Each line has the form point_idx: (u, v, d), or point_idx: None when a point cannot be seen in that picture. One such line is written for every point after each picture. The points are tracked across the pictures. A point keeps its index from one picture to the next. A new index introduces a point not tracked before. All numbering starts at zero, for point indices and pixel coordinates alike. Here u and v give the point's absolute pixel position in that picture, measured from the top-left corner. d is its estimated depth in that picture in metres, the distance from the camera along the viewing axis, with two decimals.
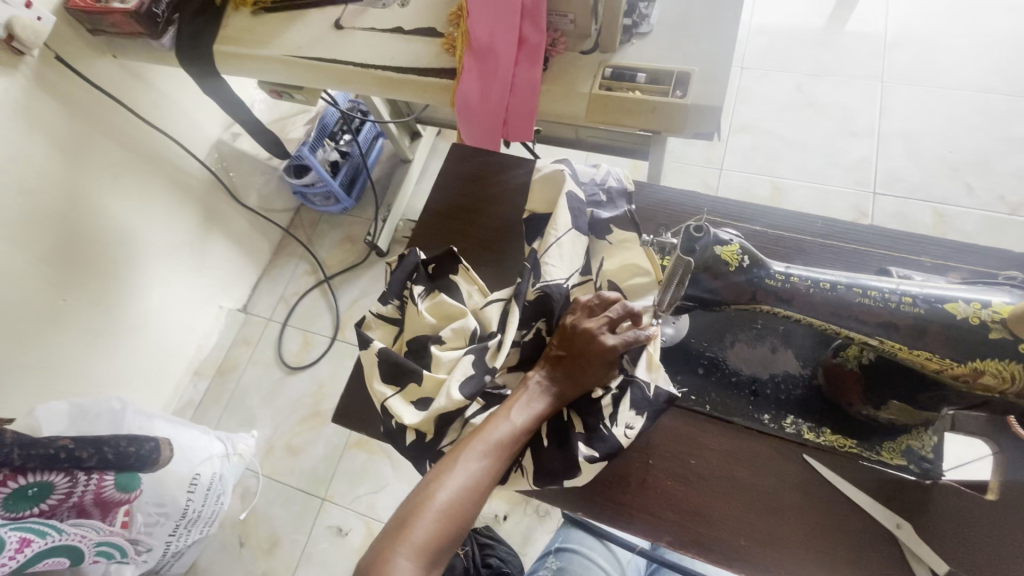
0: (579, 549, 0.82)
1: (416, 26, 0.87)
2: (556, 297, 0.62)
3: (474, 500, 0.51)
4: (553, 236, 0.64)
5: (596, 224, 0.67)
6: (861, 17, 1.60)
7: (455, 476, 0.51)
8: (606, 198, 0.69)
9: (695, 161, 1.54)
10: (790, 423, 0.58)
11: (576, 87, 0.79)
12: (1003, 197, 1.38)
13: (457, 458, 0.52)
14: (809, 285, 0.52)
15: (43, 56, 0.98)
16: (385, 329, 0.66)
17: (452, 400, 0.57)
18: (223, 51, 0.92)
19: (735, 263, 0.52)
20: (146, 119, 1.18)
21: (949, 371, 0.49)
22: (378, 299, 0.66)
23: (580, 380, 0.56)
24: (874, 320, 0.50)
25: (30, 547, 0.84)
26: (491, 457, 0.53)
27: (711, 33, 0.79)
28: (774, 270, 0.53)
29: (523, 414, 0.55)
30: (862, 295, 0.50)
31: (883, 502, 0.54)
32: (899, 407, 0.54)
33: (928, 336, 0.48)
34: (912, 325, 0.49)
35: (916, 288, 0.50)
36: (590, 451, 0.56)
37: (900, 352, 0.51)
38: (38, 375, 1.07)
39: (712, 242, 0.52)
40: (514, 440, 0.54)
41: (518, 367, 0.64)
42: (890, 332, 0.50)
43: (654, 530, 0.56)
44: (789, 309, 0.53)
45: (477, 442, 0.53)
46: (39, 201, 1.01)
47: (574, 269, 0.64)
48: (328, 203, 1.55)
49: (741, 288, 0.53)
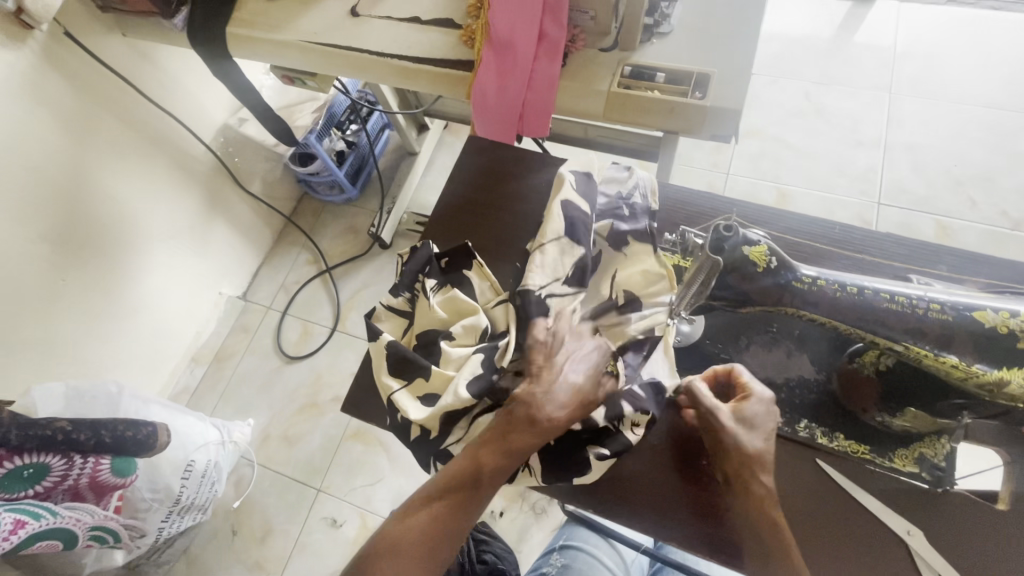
0: (584, 547, 0.82)
1: (435, 16, 0.86)
2: (533, 305, 0.58)
3: (452, 532, 0.52)
4: (541, 242, 0.62)
5: (614, 237, 0.65)
6: (871, 28, 1.61)
7: (435, 507, 0.52)
8: (628, 214, 0.67)
9: (702, 165, 1.54)
10: (804, 427, 0.57)
11: (593, 84, 0.78)
12: (1005, 212, 1.40)
13: (438, 488, 0.52)
14: (836, 289, 0.52)
15: (52, 31, 0.96)
16: (394, 322, 0.66)
17: (458, 398, 0.56)
18: (236, 34, 0.91)
19: (763, 264, 0.51)
20: (152, 100, 1.17)
21: (976, 379, 0.49)
22: (389, 290, 0.65)
23: (575, 393, 0.54)
24: (901, 325, 0.50)
25: (24, 530, 0.83)
26: (474, 486, 0.52)
27: (732, 35, 0.79)
28: (802, 272, 0.52)
29: (506, 447, 0.52)
30: (889, 300, 0.50)
31: (895, 509, 0.54)
32: (915, 414, 0.54)
33: (955, 342, 0.48)
34: (940, 332, 0.49)
35: (943, 295, 0.50)
36: (600, 449, 0.56)
37: (925, 359, 0.50)
38: (34, 356, 1.05)
39: (741, 242, 0.51)
40: (499, 467, 0.52)
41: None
42: (917, 338, 0.50)
43: (665, 529, 0.57)
44: (815, 312, 0.53)
45: (459, 471, 0.52)
46: (42, 178, 1.00)
47: (556, 277, 0.61)
48: (331, 192, 1.54)
49: (769, 289, 0.52)
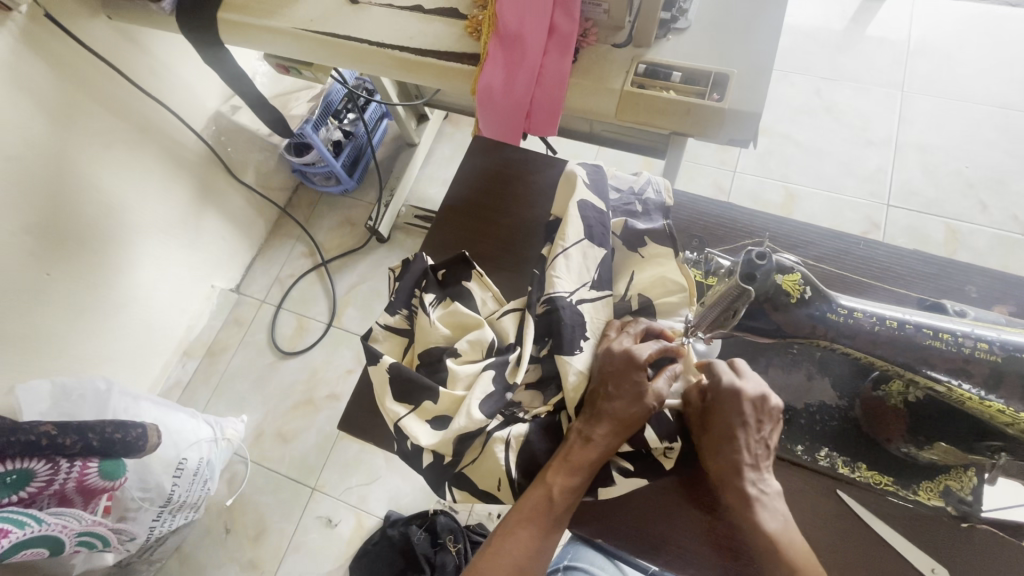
0: (589, 569, 0.79)
1: (438, 6, 0.81)
2: (564, 313, 0.57)
3: (531, 566, 0.51)
4: (562, 246, 0.60)
5: (629, 236, 0.62)
6: (885, 23, 1.57)
7: (502, 551, 0.51)
8: (642, 210, 0.65)
9: (709, 162, 1.51)
10: (825, 456, 0.55)
11: (606, 82, 0.74)
12: (1016, 217, 1.37)
13: (502, 530, 0.52)
14: (875, 323, 0.48)
15: (32, 13, 0.91)
16: (393, 341, 0.62)
17: (472, 420, 0.53)
18: (227, 19, 0.86)
19: (797, 295, 0.48)
20: (141, 86, 1.12)
21: (1020, 425, 0.45)
22: (385, 309, 0.61)
23: (618, 416, 0.52)
24: (943, 365, 0.47)
25: (8, 538, 0.78)
26: (538, 524, 0.51)
27: (752, 33, 0.75)
28: (838, 303, 0.49)
29: (568, 472, 0.52)
30: (933, 337, 0.47)
31: (919, 545, 0.52)
32: (946, 450, 0.51)
33: (1004, 386, 0.45)
34: (987, 374, 0.45)
35: (993, 333, 0.46)
36: (624, 465, 0.54)
37: (969, 402, 0.47)
38: (20, 352, 1.02)
39: (775, 270, 0.47)
40: (559, 501, 0.51)
41: (539, 384, 0.59)
42: (961, 378, 0.46)
43: (677, 563, 0.55)
44: (850, 346, 0.49)
45: (520, 510, 0.52)
46: (25, 169, 0.95)
47: (584, 281, 0.59)
48: (327, 183, 1.50)
49: (802, 322, 0.49)
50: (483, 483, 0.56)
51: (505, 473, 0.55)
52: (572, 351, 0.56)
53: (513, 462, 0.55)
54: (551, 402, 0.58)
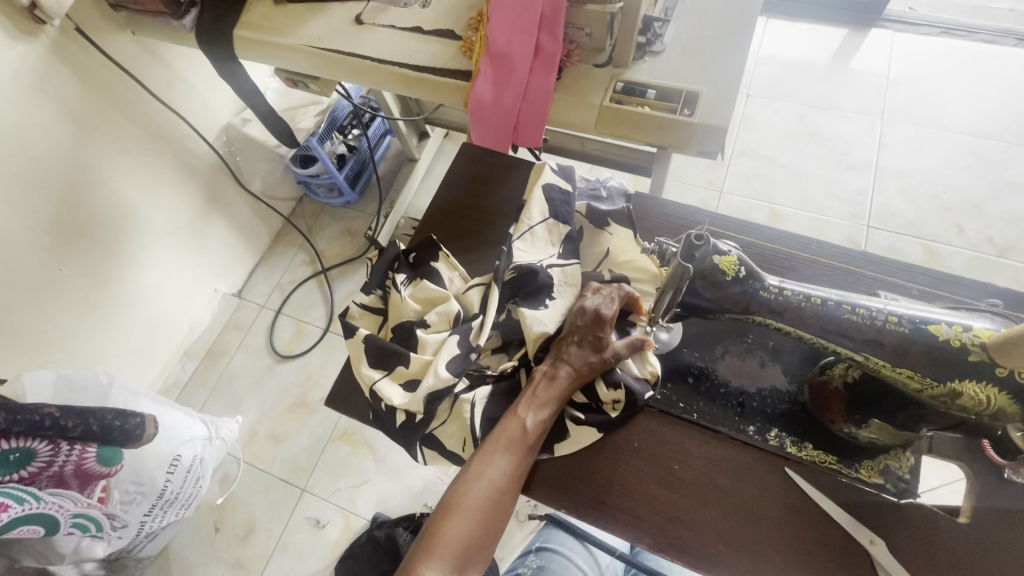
0: (559, 549, 0.86)
1: (436, 26, 0.89)
2: (538, 277, 0.64)
3: (505, 496, 0.54)
4: (527, 224, 0.68)
5: (593, 216, 0.69)
6: (866, 56, 1.65)
7: (476, 481, 0.54)
8: (606, 195, 0.72)
9: (697, 183, 1.57)
10: (774, 436, 0.60)
11: (586, 97, 0.81)
12: (991, 239, 1.42)
13: (479, 460, 0.55)
14: (801, 299, 0.55)
15: (63, 27, 0.99)
16: (368, 319, 0.68)
17: (439, 377, 0.58)
18: (243, 36, 0.93)
19: (732, 273, 0.55)
20: (157, 96, 1.19)
21: (930, 391, 0.51)
22: (361, 289, 0.68)
23: (581, 364, 0.58)
24: (860, 336, 0.53)
25: (7, 512, 0.83)
26: (514, 453, 0.55)
27: (723, 57, 0.81)
28: (769, 283, 0.56)
29: (538, 410, 0.57)
30: (851, 311, 0.53)
31: (859, 519, 0.57)
32: (879, 426, 0.57)
33: (910, 354, 0.51)
34: (897, 344, 0.51)
35: (902, 309, 0.52)
36: (578, 414, 0.61)
37: (884, 369, 0.53)
38: (28, 341, 1.07)
39: (711, 252, 0.55)
40: (531, 433, 0.56)
41: (502, 348, 0.66)
42: (875, 349, 0.52)
43: (634, 531, 0.58)
44: (782, 321, 0.56)
45: (496, 441, 0.55)
46: (45, 169, 1.02)
47: (549, 252, 0.67)
48: (331, 195, 1.56)
49: (736, 297, 0.56)
50: (450, 443, 0.60)
51: (470, 434, 0.59)
52: (536, 306, 0.63)
53: (477, 420, 0.59)
54: (516, 356, 0.64)
